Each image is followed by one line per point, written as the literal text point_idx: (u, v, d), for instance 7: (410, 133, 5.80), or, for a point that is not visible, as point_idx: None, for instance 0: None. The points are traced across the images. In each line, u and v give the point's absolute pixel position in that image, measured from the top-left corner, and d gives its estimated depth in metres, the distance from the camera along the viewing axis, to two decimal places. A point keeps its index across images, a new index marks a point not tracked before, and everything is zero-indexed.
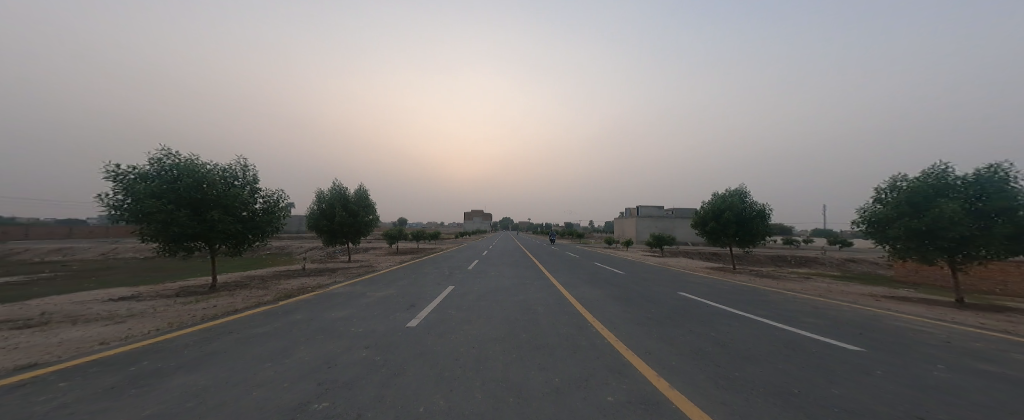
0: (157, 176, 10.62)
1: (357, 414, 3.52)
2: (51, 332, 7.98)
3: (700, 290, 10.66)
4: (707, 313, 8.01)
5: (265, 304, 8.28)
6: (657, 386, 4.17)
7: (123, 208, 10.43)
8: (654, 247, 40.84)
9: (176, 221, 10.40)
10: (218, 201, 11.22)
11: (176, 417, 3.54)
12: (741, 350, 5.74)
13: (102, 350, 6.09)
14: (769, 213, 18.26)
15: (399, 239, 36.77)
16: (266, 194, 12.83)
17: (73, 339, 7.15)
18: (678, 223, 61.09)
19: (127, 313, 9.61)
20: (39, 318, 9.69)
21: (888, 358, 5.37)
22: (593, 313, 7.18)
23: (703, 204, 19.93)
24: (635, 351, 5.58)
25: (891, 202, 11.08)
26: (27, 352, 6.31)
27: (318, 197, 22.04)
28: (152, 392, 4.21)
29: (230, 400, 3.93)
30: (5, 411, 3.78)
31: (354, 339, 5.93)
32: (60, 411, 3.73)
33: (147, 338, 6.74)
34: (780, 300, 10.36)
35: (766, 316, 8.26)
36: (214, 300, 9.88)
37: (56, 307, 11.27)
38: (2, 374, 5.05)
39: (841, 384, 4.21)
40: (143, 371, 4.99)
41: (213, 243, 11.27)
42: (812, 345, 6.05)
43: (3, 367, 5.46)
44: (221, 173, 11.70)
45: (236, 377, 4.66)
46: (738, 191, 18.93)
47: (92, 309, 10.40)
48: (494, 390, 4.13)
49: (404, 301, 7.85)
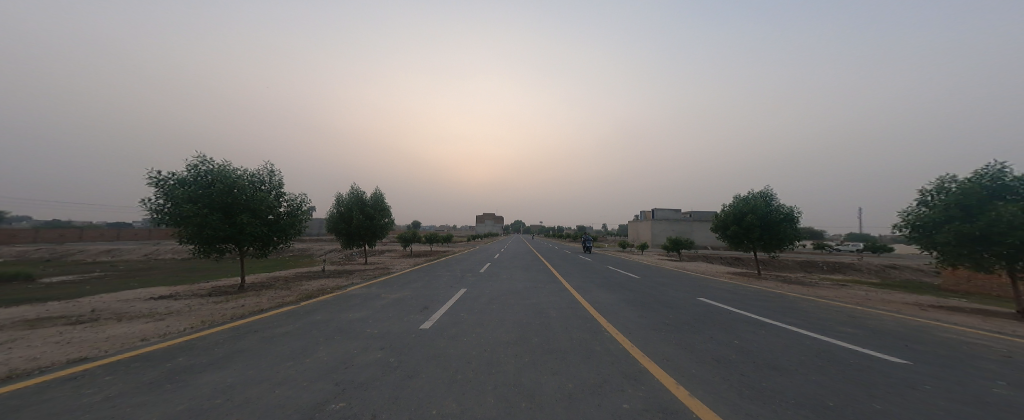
0: (194, 181, 11.25)
1: (372, 415, 3.60)
2: (99, 328, 8.56)
3: (723, 296, 10.26)
4: (729, 319, 7.70)
5: (288, 304, 8.62)
6: (676, 394, 4.04)
7: (163, 212, 11.12)
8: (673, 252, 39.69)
9: (209, 225, 10.97)
10: (247, 205, 11.75)
11: (205, 413, 3.71)
12: (766, 359, 5.50)
13: (142, 346, 6.50)
14: (797, 216, 17.40)
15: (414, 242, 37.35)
16: (290, 198, 13.32)
17: (116, 336, 7.64)
18: (697, 226, 59.42)
19: (165, 311, 10.19)
20: (89, 315, 10.43)
21: (935, 373, 4.99)
22: (608, 318, 7.05)
23: (725, 207, 19.18)
24: (652, 357, 5.46)
25: (940, 205, 10.33)
26: (77, 347, 6.80)
27: (337, 201, 22.71)
28: (185, 387, 4.44)
29: (254, 398, 4.08)
30: (57, 402, 4.07)
31: (370, 340, 6.08)
32: (104, 404, 3.99)
33: (179, 336, 7.09)
34: (811, 308, 9.81)
35: (795, 324, 7.86)
36: (242, 300, 10.36)
37: (104, 304, 12.11)
38: (57, 367, 5.47)
39: (882, 399, 3.93)
40: (176, 368, 5.27)
41: (242, 245, 11.82)
42: (846, 356, 5.71)
43: (57, 361, 5.91)
44: (250, 178, 12.26)
45: (260, 376, 4.85)
46: (764, 193, 18.12)
47: (134, 308, 11.07)
48: (506, 394, 4.11)
49: (418, 303, 8.01)
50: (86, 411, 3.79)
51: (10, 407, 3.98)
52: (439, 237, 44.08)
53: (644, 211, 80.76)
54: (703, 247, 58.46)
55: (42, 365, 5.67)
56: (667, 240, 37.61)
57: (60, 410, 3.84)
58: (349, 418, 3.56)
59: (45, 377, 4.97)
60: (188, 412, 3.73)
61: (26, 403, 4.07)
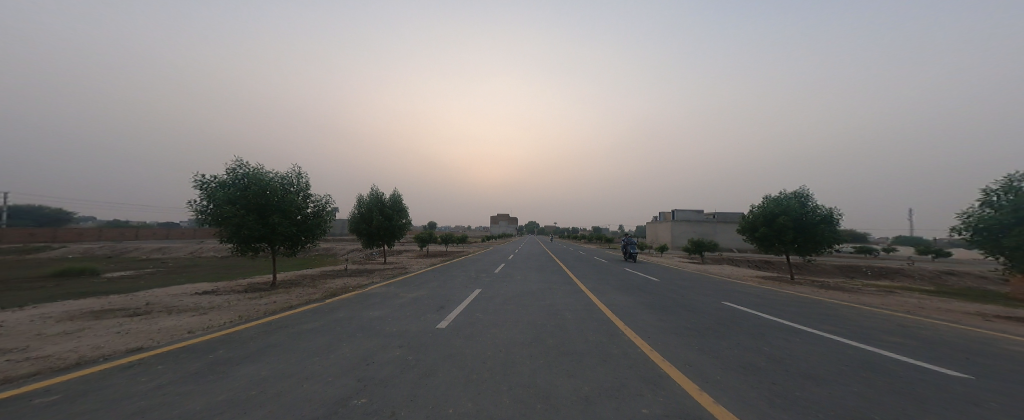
0: (232, 184, 11.96)
1: (391, 412, 3.67)
2: (152, 320, 9.33)
3: (751, 300, 9.75)
4: (757, 325, 7.30)
5: (314, 301, 9.01)
6: (699, 401, 3.89)
7: (206, 213, 11.91)
8: (696, 254, 38.13)
9: (246, 224, 11.64)
10: (278, 206, 12.35)
11: (240, 403, 3.93)
12: (799, 368, 5.18)
13: (188, 338, 7.00)
14: (837, 218, 16.22)
15: (430, 242, 37.91)
16: (316, 200, 13.84)
17: (166, 328, 8.27)
18: (722, 228, 56.96)
19: (208, 305, 10.95)
20: (144, 307, 11.37)
21: (997, 388, 4.52)
22: (626, 321, 6.87)
23: (754, 207, 18.22)
24: (673, 362, 5.26)
25: (1009, 205, 10.01)
26: (133, 337, 7.42)
27: (358, 202, 23.43)
28: (223, 378, 4.73)
29: (284, 391, 4.29)
30: (115, 388, 4.44)
31: (390, 339, 6.24)
32: (156, 390, 4.31)
33: (219, 329, 7.58)
34: (850, 315, 9.15)
35: (832, 332, 7.34)
36: (275, 296, 10.92)
37: (157, 298, 13.19)
38: (117, 355, 5.99)
39: (935, 416, 3.59)
40: (216, 359, 5.61)
41: (274, 244, 12.42)
42: (891, 367, 5.28)
43: (117, 349, 6.47)
44: (280, 180, 12.86)
45: (290, 370, 5.09)
46: (800, 193, 17.08)
47: (182, 302, 11.96)
48: (522, 395, 4.09)
49: (435, 302, 8.18)
50: (138, 397, 4.11)
51: (76, 391, 4.37)
52: (455, 237, 44.66)
53: (665, 212, 78.41)
54: (730, 249, 55.97)
55: (106, 353, 6.25)
56: (688, 242, 36.22)
57: (114, 396, 4.16)
58: (371, 414, 3.65)
59: (110, 364, 5.47)
60: (224, 402, 3.96)
61: (89, 388, 4.46)
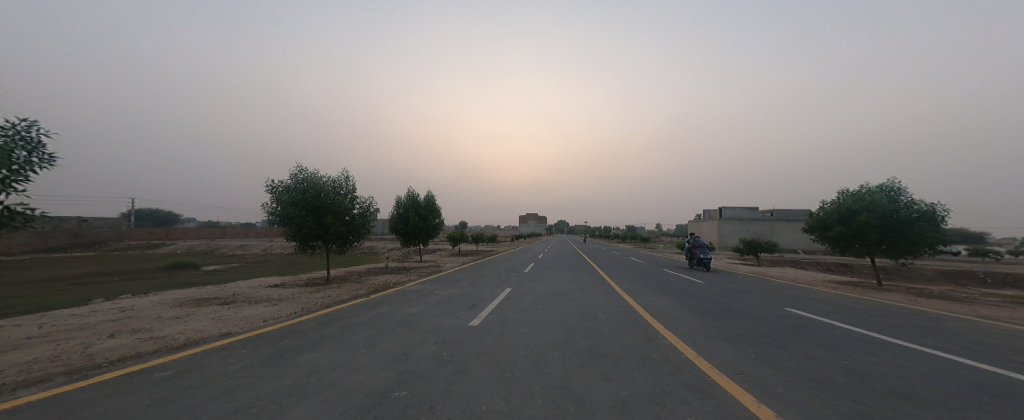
0: (293, 187, 13.16)
1: (427, 405, 3.72)
2: (235, 309, 10.58)
3: (820, 307, 8.58)
4: (827, 335, 6.39)
5: (362, 296, 9.58)
6: (757, 413, 3.44)
7: (273, 214, 13.24)
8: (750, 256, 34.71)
9: (305, 224, 12.74)
10: (331, 207, 13.34)
11: (292, 388, 4.22)
12: (886, 386, 4.39)
13: (260, 326, 7.79)
14: (937, 214, 13.75)
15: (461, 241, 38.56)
16: (363, 202, 14.70)
17: (245, 316, 9.31)
18: (780, 227, 51.43)
19: (278, 297, 12.16)
20: (230, 297, 12.94)
21: None
22: (668, 325, 6.37)
23: (827, 204, 16.08)
24: (724, 371, 4.75)
25: None
26: (220, 323, 8.45)
27: (396, 203, 24.51)
28: (280, 365, 5.13)
29: (329, 379, 4.53)
30: (195, 368, 4.99)
31: (426, 335, 6.38)
32: (224, 372, 4.77)
33: (284, 319, 8.34)
34: (952, 328, 7.67)
35: (927, 346, 6.20)
36: (331, 290, 11.80)
37: (239, 290, 14.94)
38: (208, 339, 6.84)
39: None
40: (275, 348, 6.11)
41: (327, 243, 13.43)
42: (1012, 391, 4.31)
43: (208, 334, 7.39)
44: (332, 184, 13.86)
45: (337, 360, 5.40)
46: (886, 186, 14.77)
47: (259, 293, 13.43)
48: (556, 397, 3.92)
49: (468, 300, 8.26)
50: (211, 377, 4.59)
51: (168, 368, 5.01)
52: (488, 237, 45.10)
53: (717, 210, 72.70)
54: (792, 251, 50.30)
55: (199, 336, 7.17)
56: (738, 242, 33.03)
57: (193, 376, 4.67)
58: (408, 406, 3.72)
59: (202, 346, 6.26)
60: (279, 387, 4.28)
61: (176, 367, 5.07)
